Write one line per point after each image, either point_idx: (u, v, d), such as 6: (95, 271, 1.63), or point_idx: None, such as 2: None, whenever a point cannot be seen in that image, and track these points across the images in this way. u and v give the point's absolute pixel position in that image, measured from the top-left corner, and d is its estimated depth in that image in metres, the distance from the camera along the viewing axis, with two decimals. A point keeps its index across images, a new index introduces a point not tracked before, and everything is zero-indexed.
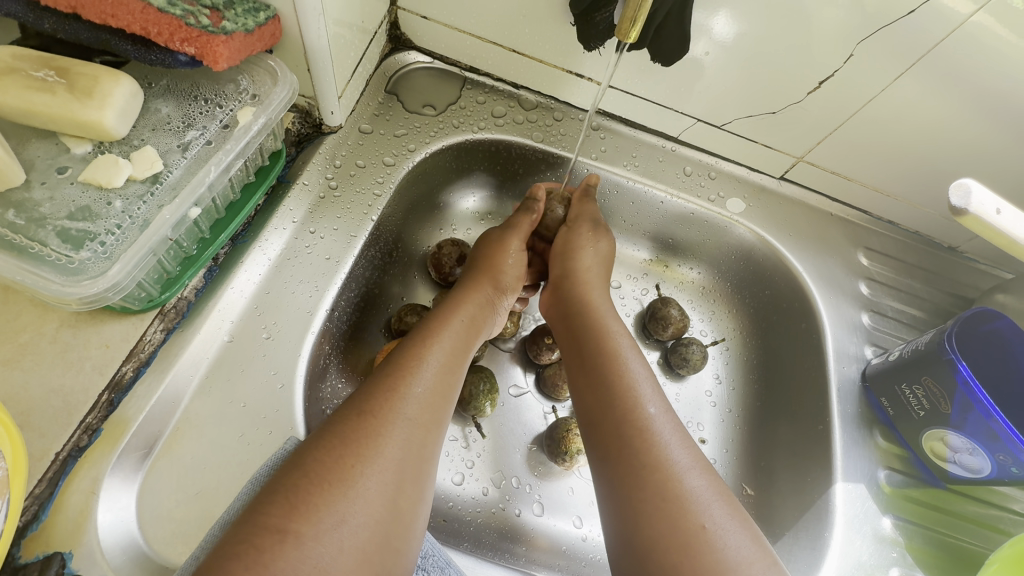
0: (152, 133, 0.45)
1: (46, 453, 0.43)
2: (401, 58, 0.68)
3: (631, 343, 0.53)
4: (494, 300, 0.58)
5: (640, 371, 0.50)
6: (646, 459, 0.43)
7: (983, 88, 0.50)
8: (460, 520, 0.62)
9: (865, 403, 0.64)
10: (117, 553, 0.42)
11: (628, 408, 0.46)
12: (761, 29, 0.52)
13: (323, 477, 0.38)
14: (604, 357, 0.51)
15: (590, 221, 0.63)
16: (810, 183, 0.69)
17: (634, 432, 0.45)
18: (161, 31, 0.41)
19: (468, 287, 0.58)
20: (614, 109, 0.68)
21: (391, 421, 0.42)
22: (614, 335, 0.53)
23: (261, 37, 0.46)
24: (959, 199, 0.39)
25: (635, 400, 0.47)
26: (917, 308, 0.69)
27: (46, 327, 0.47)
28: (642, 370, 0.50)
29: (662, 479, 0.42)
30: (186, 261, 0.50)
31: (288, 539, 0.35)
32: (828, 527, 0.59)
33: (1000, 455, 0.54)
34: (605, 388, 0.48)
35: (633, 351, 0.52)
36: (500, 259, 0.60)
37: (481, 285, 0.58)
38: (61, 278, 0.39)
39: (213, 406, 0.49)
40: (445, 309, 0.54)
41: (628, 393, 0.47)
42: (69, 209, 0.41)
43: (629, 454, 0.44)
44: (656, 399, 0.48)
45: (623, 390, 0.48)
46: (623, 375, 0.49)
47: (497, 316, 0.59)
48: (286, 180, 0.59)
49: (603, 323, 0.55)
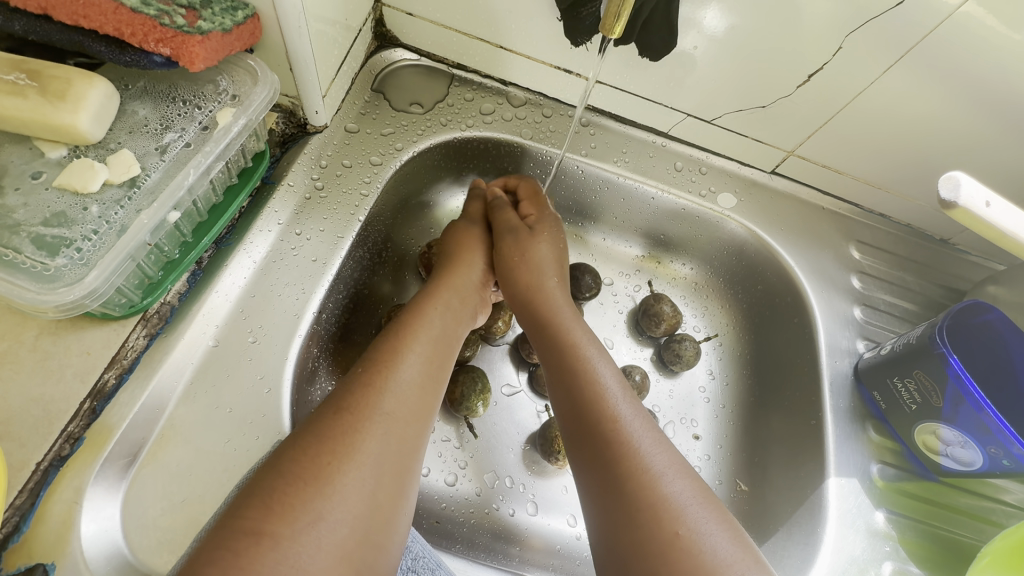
0: (129, 136, 0.44)
1: (27, 464, 0.43)
2: (387, 55, 0.67)
3: (600, 351, 0.53)
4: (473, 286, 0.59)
5: (610, 380, 0.49)
6: (618, 468, 0.43)
7: (975, 79, 0.50)
8: (452, 521, 0.62)
9: (857, 398, 0.64)
10: (100, 563, 0.42)
11: (602, 414, 0.46)
12: (750, 21, 0.51)
13: (302, 475, 0.37)
14: (573, 364, 0.51)
15: (511, 231, 0.60)
16: (801, 177, 0.69)
17: (609, 438, 0.45)
18: (135, 32, 0.40)
19: (447, 279, 0.57)
20: (604, 104, 0.67)
21: (370, 418, 0.42)
22: (581, 343, 0.53)
23: (240, 36, 0.45)
24: (948, 192, 0.39)
25: (609, 408, 0.47)
26: (910, 301, 0.69)
27: (25, 336, 0.46)
28: (614, 379, 0.50)
29: (636, 488, 0.42)
30: (168, 266, 0.49)
31: (264, 541, 0.34)
32: (821, 523, 0.58)
33: (991, 448, 0.54)
34: (575, 396, 0.48)
35: (604, 360, 0.51)
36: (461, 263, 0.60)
37: (462, 277, 0.58)
38: (36, 285, 0.38)
39: (198, 412, 0.49)
40: (418, 306, 0.53)
41: (599, 401, 0.47)
42: (44, 215, 0.40)
43: (605, 462, 0.44)
44: (631, 404, 0.48)
45: (594, 398, 0.47)
46: (593, 384, 0.49)
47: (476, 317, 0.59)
48: (271, 181, 0.58)
49: (571, 329, 0.54)
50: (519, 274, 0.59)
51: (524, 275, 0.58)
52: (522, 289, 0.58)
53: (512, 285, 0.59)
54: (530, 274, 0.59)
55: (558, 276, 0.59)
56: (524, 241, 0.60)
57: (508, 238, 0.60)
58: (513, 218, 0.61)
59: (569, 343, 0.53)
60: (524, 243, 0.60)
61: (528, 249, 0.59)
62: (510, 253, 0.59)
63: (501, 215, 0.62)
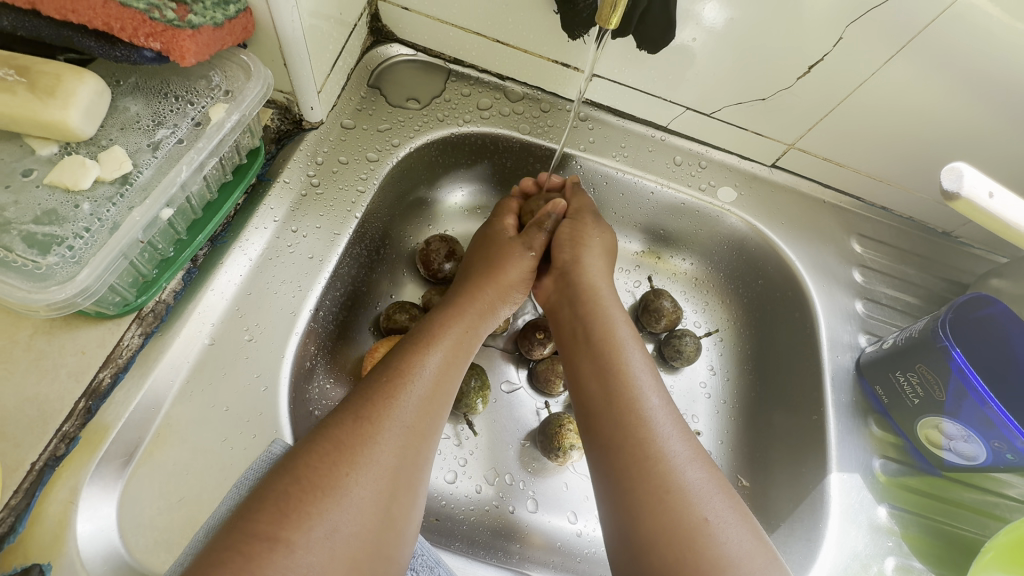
0: (121, 133, 0.44)
1: (21, 464, 0.42)
2: (383, 50, 0.66)
3: (630, 333, 0.52)
4: (504, 286, 0.58)
5: (639, 364, 0.49)
6: (646, 454, 0.43)
7: (976, 71, 0.49)
8: (452, 519, 0.61)
9: (860, 392, 0.63)
10: (97, 562, 0.41)
11: (628, 403, 0.46)
12: (748, 12, 0.51)
13: (316, 484, 0.37)
14: (601, 349, 0.50)
15: (593, 211, 0.61)
16: (802, 170, 0.68)
17: (635, 427, 0.44)
18: (125, 26, 0.39)
19: (473, 295, 0.56)
20: (602, 98, 0.66)
21: (388, 427, 0.42)
22: (613, 329, 0.52)
23: (232, 31, 0.45)
24: (951, 182, 0.38)
25: (634, 399, 0.46)
26: (912, 295, 0.68)
27: (19, 335, 0.46)
28: (643, 364, 0.49)
29: (662, 474, 0.42)
30: (162, 263, 0.49)
31: (279, 548, 0.34)
32: (824, 518, 0.58)
33: (995, 442, 0.54)
34: (602, 381, 0.48)
35: (633, 343, 0.51)
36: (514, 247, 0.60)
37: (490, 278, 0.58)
38: (28, 283, 0.38)
39: (195, 410, 0.48)
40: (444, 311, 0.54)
41: (628, 387, 0.47)
42: (35, 213, 0.40)
43: (629, 450, 0.44)
44: (657, 390, 0.48)
45: (623, 383, 0.47)
46: (619, 371, 0.48)
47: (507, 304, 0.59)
48: (266, 178, 0.57)
49: (602, 313, 0.54)
50: (581, 250, 0.59)
51: (590, 254, 0.59)
52: (571, 272, 0.58)
53: (578, 258, 0.59)
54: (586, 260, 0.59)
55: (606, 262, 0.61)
56: (604, 224, 0.61)
57: (591, 219, 0.61)
58: (587, 202, 0.63)
59: (595, 331, 0.52)
60: (603, 223, 0.62)
61: (603, 232, 0.61)
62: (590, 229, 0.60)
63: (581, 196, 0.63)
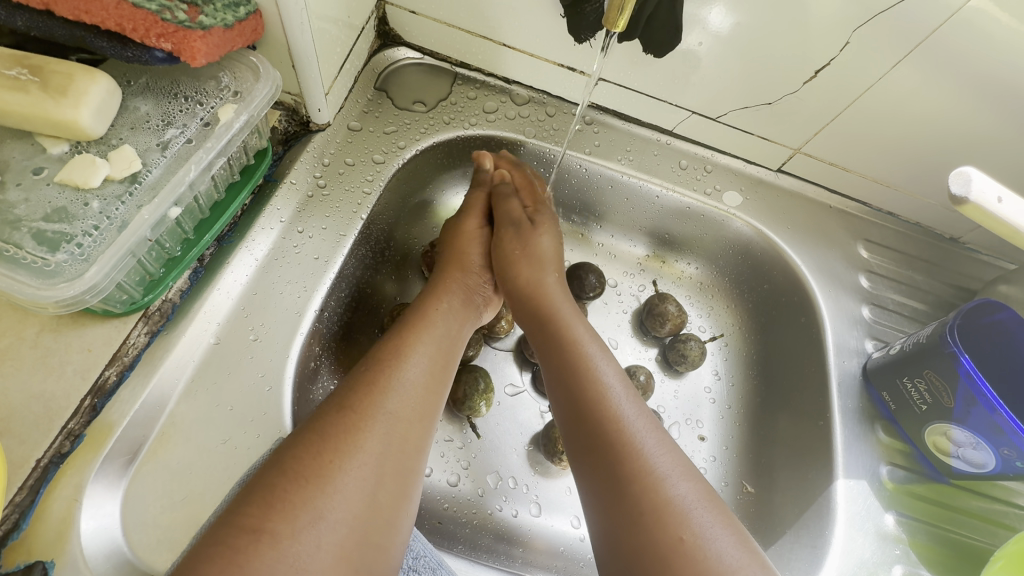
0: (131, 132, 0.44)
1: (27, 461, 0.43)
2: (390, 54, 0.66)
3: (600, 349, 0.52)
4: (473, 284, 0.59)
5: (612, 377, 0.49)
6: (621, 471, 0.43)
7: (986, 78, 0.49)
8: (454, 522, 0.61)
9: (866, 398, 0.63)
10: (99, 560, 0.41)
11: (605, 416, 0.46)
12: (756, 16, 0.51)
13: (302, 473, 0.37)
14: (573, 361, 0.50)
15: (513, 224, 0.61)
16: (808, 175, 0.68)
17: (610, 440, 0.44)
18: (137, 27, 0.40)
19: (440, 283, 0.57)
20: (608, 102, 0.67)
21: (373, 416, 0.42)
22: (583, 339, 0.52)
23: (241, 33, 0.45)
24: (959, 187, 0.38)
25: (613, 408, 0.46)
26: (919, 300, 0.68)
27: (26, 332, 0.46)
28: (614, 380, 0.49)
29: (639, 491, 0.41)
30: (169, 263, 0.49)
31: (263, 539, 0.34)
32: (830, 525, 0.57)
33: (1003, 449, 0.53)
34: (577, 393, 0.48)
35: (605, 357, 0.51)
36: (464, 246, 0.61)
37: (453, 273, 0.58)
38: (36, 281, 0.38)
39: (199, 409, 0.48)
40: (426, 303, 0.54)
41: (601, 400, 0.47)
42: (45, 210, 0.40)
43: (607, 468, 0.43)
44: (633, 404, 0.47)
45: (595, 396, 0.47)
46: (595, 382, 0.48)
47: (477, 308, 0.59)
48: (273, 179, 0.58)
49: (572, 325, 0.54)
50: (522, 264, 0.59)
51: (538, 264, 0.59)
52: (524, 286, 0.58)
53: (515, 275, 0.59)
54: (523, 272, 0.59)
55: (557, 273, 0.60)
56: (526, 234, 0.60)
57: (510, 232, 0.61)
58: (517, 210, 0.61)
59: (568, 341, 0.52)
60: (526, 235, 0.60)
61: (530, 241, 0.60)
62: (513, 249, 0.60)
63: (505, 207, 0.62)
